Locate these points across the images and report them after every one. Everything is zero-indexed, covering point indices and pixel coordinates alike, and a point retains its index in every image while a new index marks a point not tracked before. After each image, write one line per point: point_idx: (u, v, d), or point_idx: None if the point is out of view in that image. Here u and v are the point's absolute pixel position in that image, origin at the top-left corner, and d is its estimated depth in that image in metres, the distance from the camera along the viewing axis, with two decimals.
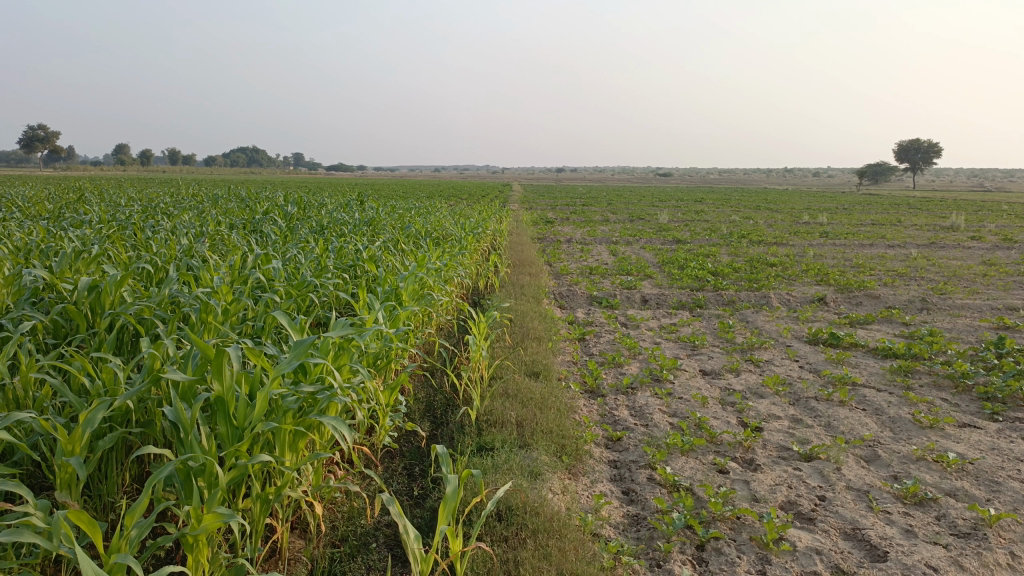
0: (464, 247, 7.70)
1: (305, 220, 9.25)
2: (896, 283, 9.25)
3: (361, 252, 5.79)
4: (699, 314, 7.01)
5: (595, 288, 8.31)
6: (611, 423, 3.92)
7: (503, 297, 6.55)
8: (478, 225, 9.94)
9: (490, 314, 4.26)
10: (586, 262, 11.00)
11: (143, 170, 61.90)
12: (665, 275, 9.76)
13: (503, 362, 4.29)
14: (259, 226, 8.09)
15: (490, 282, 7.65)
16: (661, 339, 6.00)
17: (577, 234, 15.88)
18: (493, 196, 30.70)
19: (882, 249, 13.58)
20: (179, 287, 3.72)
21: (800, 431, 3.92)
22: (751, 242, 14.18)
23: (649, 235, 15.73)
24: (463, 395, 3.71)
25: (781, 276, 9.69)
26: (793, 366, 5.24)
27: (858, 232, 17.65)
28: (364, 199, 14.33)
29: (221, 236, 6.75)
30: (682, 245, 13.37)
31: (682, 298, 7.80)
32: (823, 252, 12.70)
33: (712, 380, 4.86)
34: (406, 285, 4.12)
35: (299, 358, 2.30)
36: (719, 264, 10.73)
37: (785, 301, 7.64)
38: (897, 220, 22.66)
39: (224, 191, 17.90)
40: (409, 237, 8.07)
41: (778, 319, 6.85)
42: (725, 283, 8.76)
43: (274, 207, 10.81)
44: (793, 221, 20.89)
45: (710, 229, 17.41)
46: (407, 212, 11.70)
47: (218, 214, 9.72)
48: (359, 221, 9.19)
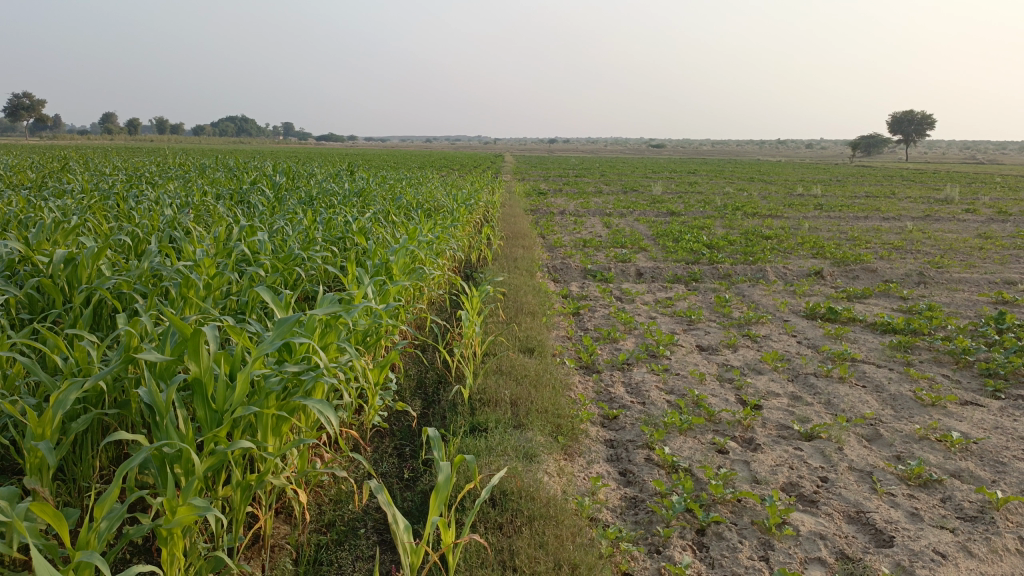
0: (456, 219, 7.55)
1: (294, 191, 9.07)
2: (893, 256, 9.16)
3: (351, 224, 5.64)
4: (694, 288, 6.91)
5: (589, 260, 8.19)
6: (607, 401, 3.83)
7: (496, 270, 6.42)
8: (471, 196, 9.78)
9: (483, 289, 4.14)
10: (579, 234, 10.86)
11: (131, 139, 61.13)
12: (660, 248, 9.64)
13: (497, 338, 4.18)
14: (246, 197, 7.91)
15: (482, 255, 7.52)
16: (657, 313, 5.90)
17: (570, 206, 15.72)
18: (486, 167, 30.42)
19: (877, 222, 13.49)
20: (159, 260, 3.57)
21: (800, 409, 3.83)
22: (745, 215, 14.06)
23: (643, 207, 15.58)
24: (455, 371, 3.60)
25: (777, 249, 9.58)
26: (791, 342, 5.14)
27: (853, 204, 17.55)
28: (355, 169, 14.11)
29: (207, 207, 6.58)
30: (677, 218, 13.23)
31: (677, 271, 7.68)
32: (818, 225, 12.60)
33: (709, 355, 4.76)
34: (396, 258, 3.99)
35: (282, 338, 2.17)
36: (715, 237, 10.61)
37: (781, 275, 7.54)
38: (891, 192, 22.55)
39: (213, 160, 17.63)
40: (399, 209, 7.91)
41: (775, 293, 6.75)
42: (720, 256, 8.65)
43: (262, 177, 10.60)
44: (787, 193, 20.76)
45: (704, 201, 17.26)
46: (398, 183, 11.50)
47: (205, 184, 9.52)
48: (349, 191, 9.01)
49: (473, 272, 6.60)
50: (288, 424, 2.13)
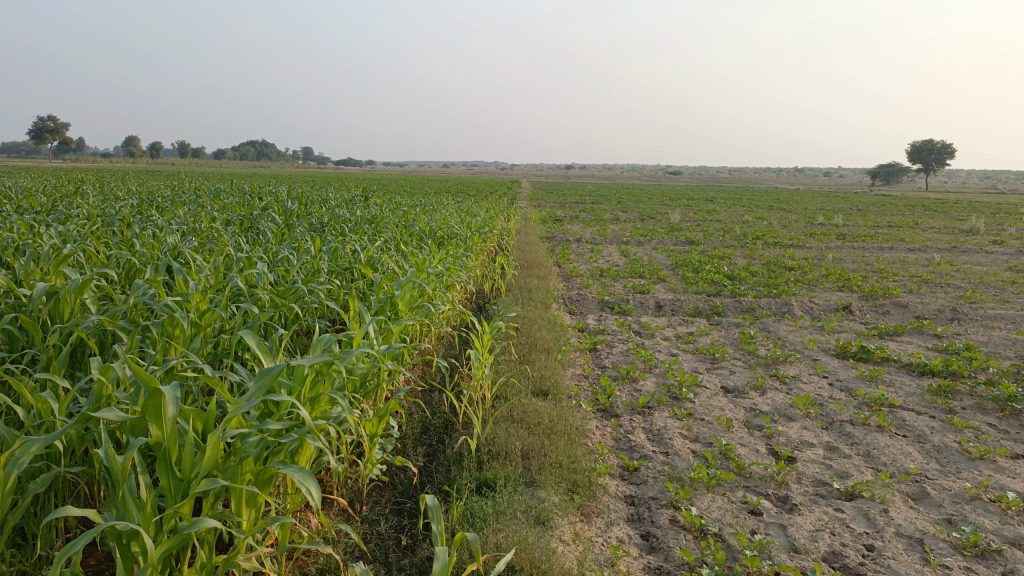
0: (469, 249, 7.31)
1: (305, 218, 8.88)
2: (922, 290, 8.81)
3: (358, 255, 5.42)
4: (716, 323, 6.61)
5: (606, 292, 7.92)
6: (627, 450, 3.53)
7: (510, 303, 6.17)
8: (485, 225, 9.55)
9: (495, 327, 3.89)
10: (596, 264, 10.59)
11: (151, 163, 61.71)
12: (679, 279, 9.34)
13: (509, 379, 3.91)
14: (255, 223, 7.72)
15: (496, 286, 7.27)
16: (678, 350, 5.60)
17: (587, 234, 15.48)
18: (502, 193, 30.26)
19: (903, 253, 13.12)
20: (149, 294, 3.34)
21: (837, 463, 3.52)
22: (766, 245, 13.74)
23: (661, 235, 15.31)
24: (463, 418, 3.36)
25: (801, 281, 9.25)
26: (822, 384, 4.83)
27: (876, 234, 17.17)
28: (369, 195, 13.95)
29: (211, 234, 6.37)
30: (696, 247, 12.94)
31: (698, 304, 7.38)
32: (842, 256, 12.26)
33: (735, 398, 4.45)
34: (402, 293, 3.75)
35: (261, 391, 1.92)
36: (736, 268, 10.31)
37: (807, 309, 7.22)
38: (914, 222, 22.13)
39: (229, 184, 17.55)
40: (411, 238, 7.68)
41: (802, 329, 6.43)
42: (743, 288, 8.35)
43: (274, 203, 10.43)
44: (808, 223, 20.40)
45: (723, 230, 16.95)
46: (413, 210, 11.28)
47: (216, 209, 9.36)
48: (361, 219, 8.81)
49: (487, 305, 6.35)
50: (266, 491, 1.87)
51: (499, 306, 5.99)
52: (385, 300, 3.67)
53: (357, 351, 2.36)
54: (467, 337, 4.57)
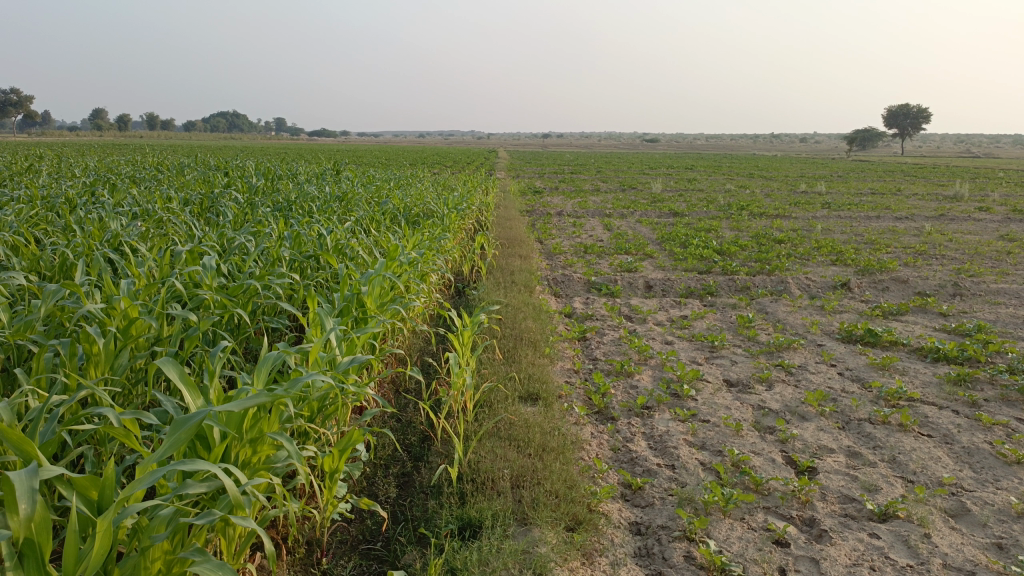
0: (445, 230, 6.83)
1: (269, 196, 8.31)
2: (919, 263, 8.46)
3: (324, 241, 4.93)
4: (711, 304, 6.21)
5: (592, 270, 7.48)
6: (627, 465, 3.12)
7: (491, 288, 5.71)
8: (462, 200, 9.06)
9: (474, 324, 3.45)
10: (579, 239, 10.14)
11: (119, 136, 60.04)
12: (667, 254, 8.93)
13: (492, 384, 3.49)
14: (215, 204, 7.17)
15: (475, 267, 6.81)
16: (673, 337, 5.19)
17: (568, 206, 15.00)
18: (478, 163, 29.61)
19: (891, 222, 12.80)
20: (71, 300, 2.86)
21: (863, 475, 3.14)
22: (752, 215, 13.34)
23: (644, 207, 14.87)
24: (441, 437, 2.95)
25: (793, 254, 8.87)
26: (833, 375, 4.44)
27: (860, 202, 16.87)
28: (341, 169, 13.34)
29: (162, 216, 5.83)
30: (681, 219, 12.53)
31: (690, 282, 6.98)
32: (831, 226, 11.89)
33: (741, 394, 4.06)
34: (372, 286, 3.29)
35: (172, 453, 1.49)
36: (724, 242, 9.90)
37: (804, 287, 6.84)
38: (897, 188, 21.85)
39: (195, 158, 16.82)
40: (383, 216, 7.18)
41: (801, 310, 6.05)
42: (734, 264, 7.95)
43: (237, 179, 9.83)
44: (791, 191, 20.02)
45: (706, 199, 16.56)
46: (386, 184, 10.73)
47: (174, 188, 8.76)
48: (330, 196, 8.28)
49: (466, 291, 5.89)
50: None
51: (480, 292, 5.54)
52: (351, 297, 3.21)
53: (305, 378, 1.97)
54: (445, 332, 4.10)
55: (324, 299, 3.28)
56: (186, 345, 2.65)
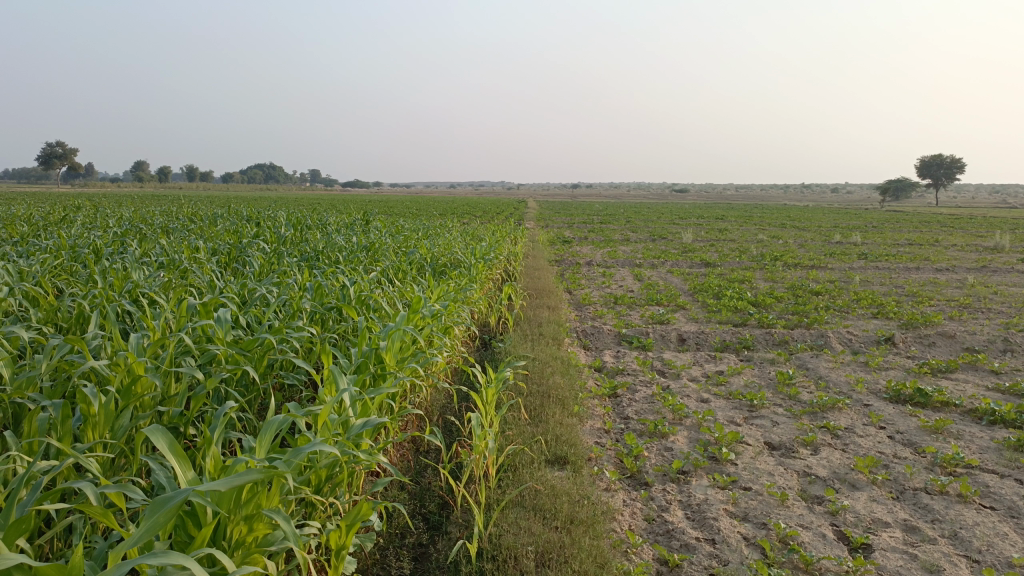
0: (471, 281, 6.69)
1: (297, 246, 8.26)
2: (965, 317, 8.12)
3: (347, 292, 4.80)
4: (748, 359, 5.95)
5: (623, 323, 7.27)
6: (662, 538, 2.88)
7: (519, 341, 5.53)
8: (491, 250, 8.94)
9: (498, 382, 3.26)
10: (609, 289, 9.95)
11: (159, 186, 61.60)
12: (700, 306, 8.69)
13: (518, 447, 3.28)
14: (241, 254, 7.12)
15: (503, 319, 6.63)
16: (709, 394, 4.94)
17: (597, 256, 14.83)
18: (507, 213, 29.68)
19: (931, 274, 12.42)
20: (77, 355, 2.73)
21: (923, 553, 2.86)
22: (787, 266, 13.06)
23: (675, 257, 14.66)
24: (462, 506, 2.74)
25: (831, 307, 8.57)
26: (882, 439, 4.16)
27: (897, 253, 16.48)
28: (371, 219, 13.37)
29: (185, 266, 5.76)
30: (713, 270, 12.28)
31: (725, 336, 6.73)
32: (868, 278, 11.57)
33: (784, 459, 3.80)
34: (394, 338, 3.14)
35: (142, 542, 1.32)
36: (759, 293, 9.63)
37: (846, 342, 6.55)
38: (935, 239, 21.40)
39: (227, 208, 17.02)
40: (410, 266, 7.07)
41: (844, 366, 5.77)
42: (771, 317, 7.69)
43: (265, 228, 9.83)
44: (825, 241, 19.68)
45: (738, 250, 16.31)
46: (414, 234, 10.68)
47: (203, 237, 8.77)
48: (357, 245, 8.21)
49: (492, 344, 5.71)
50: None
51: (507, 345, 5.36)
52: (369, 351, 3.06)
53: (308, 446, 1.81)
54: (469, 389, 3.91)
55: (341, 354, 3.13)
56: (192, 405, 2.51)
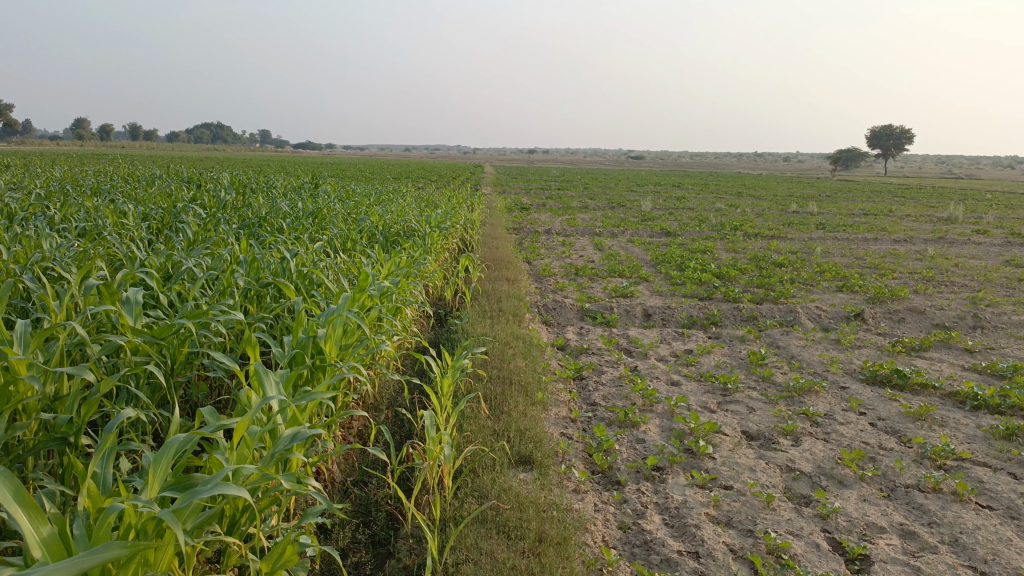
0: (425, 251, 6.26)
1: (237, 212, 7.71)
2: (930, 291, 7.98)
3: (287, 265, 4.34)
4: (717, 337, 5.66)
5: (585, 296, 6.93)
6: (640, 552, 2.55)
7: (477, 319, 5.14)
8: (446, 217, 8.50)
9: (454, 374, 2.88)
10: (570, 259, 9.60)
11: (102, 146, 59.28)
12: (664, 278, 8.40)
13: (477, 446, 2.92)
14: (175, 221, 6.56)
15: (459, 293, 6.23)
16: (680, 376, 4.64)
17: (556, 224, 14.49)
18: (463, 177, 29.13)
19: (890, 245, 12.37)
20: None
21: (927, 564, 2.58)
22: (747, 236, 12.90)
23: (635, 225, 14.36)
24: (411, 527, 2.36)
25: (797, 280, 8.36)
26: (865, 428, 3.90)
27: (854, 223, 16.50)
28: (319, 182, 12.75)
29: (106, 234, 5.22)
30: (675, 239, 12.02)
31: (693, 311, 6.45)
32: (829, 249, 11.43)
33: (765, 451, 3.51)
34: (336, 324, 2.74)
35: None
36: (722, 264, 9.38)
37: (816, 317, 6.32)
38: (889, 210, 21.53)
39: (167, 169, 16.10)
40: (360, 236, 6.61)
41: (816, 344, 5.53)
42: (737, 290, 7.43)
43: (205, 192, 9.21)
44: (782, 211, 19.63)
45: (698, 218, 16.14)
46: (366, 200, 10.16)
47: (135, 200, 8.13)
48: (303, 211, 7.69)
49: (448, 322, 5.31)
50: None
51: (464, 323, 4.97)
52: (304, 339, 2.66)
53: (207, 488, 1.42)
54: (422, 378, 3.52)
55: (271, 341, 2.72)
56: (85, 410, 2.10)
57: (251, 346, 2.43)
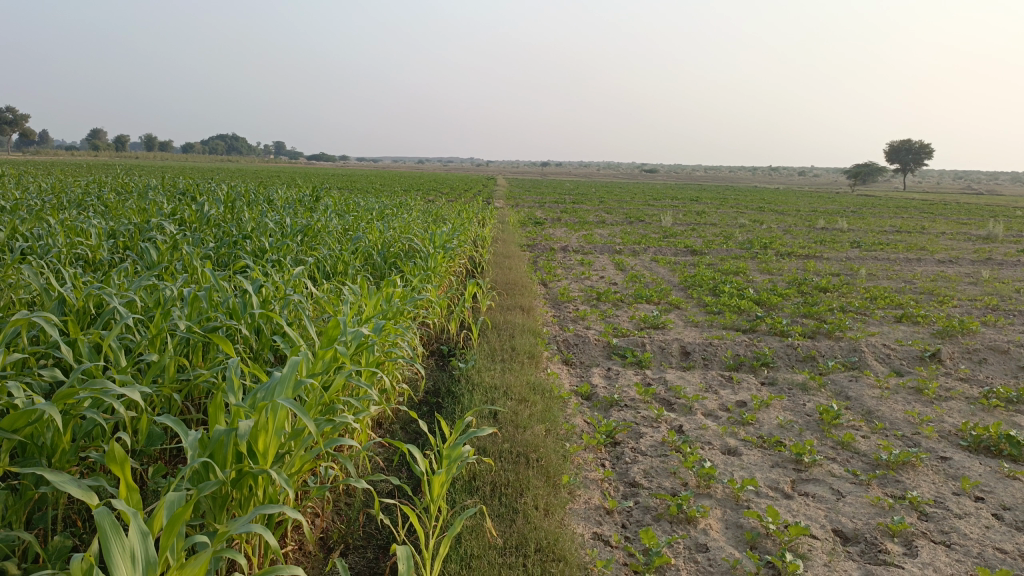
0: (426, 276, 5.38)
1: (220, 228, 6.88)
2: (1002, 323, 7.01)
3: (247, 298, 3.47)
4: (772, 384, 4.73)
5: (613, 329, 6.01)
6: None
7: (485, 362, 4.25)
8: (454, 233, 7.63)
9: (445, 491, 2.02)
10: (590, 282, 8.72)
11: (115, 156, 59.01)
12: (698, 306, 7.48)
13: None
14: (138, 241, 5.71)
15: (465, 327, 5.35)
16: (738, 442, 3.70)
17: (573, 240, 13.63)
18: (476, 190, 28.40)
19: (936, 266, 11.40)
20: None
21: None
22: (780, 255, 11.98)
23: (657, 243, 13.46)
24: None
25: (848, 309, 7.42)
26: (994, 525, 2.96)
27: (888, 241, 15.56)
28: (320, 194, 11.95)
29: (40, 260, 4.36)
30: (703, 259, 11.09)
31: (739, 349, 5.52)
32: (872, 271, 10.48)
33: (872, 568, 2.58)
34: (270, 414, 1.89)
35: None
36: (760, 289, 8.45)
37: (884, 359, 5.38)
38: (921, 226, 20.56)
39: (163, 181, 15.27)
40: (351, 257, 5.74)
41: (894, 395, 4.59)
42: (785, 321, 6.49)
43: (188, 205, 8.36)
44: (809, 227, 18.77)
45: (724, 235, 15.26)
46: (369, 214, 9.31)
47: (106, 215, 7.30)
48: (292, 227, 6.84)
49: (452, 365, 4.41)
50: None
51: (469, 369, 4.08)
52: (219, 438, 1.81)
53: None
54: (411, 478, 2.64)
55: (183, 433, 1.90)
56: None
57: (122, 455, 1.54)
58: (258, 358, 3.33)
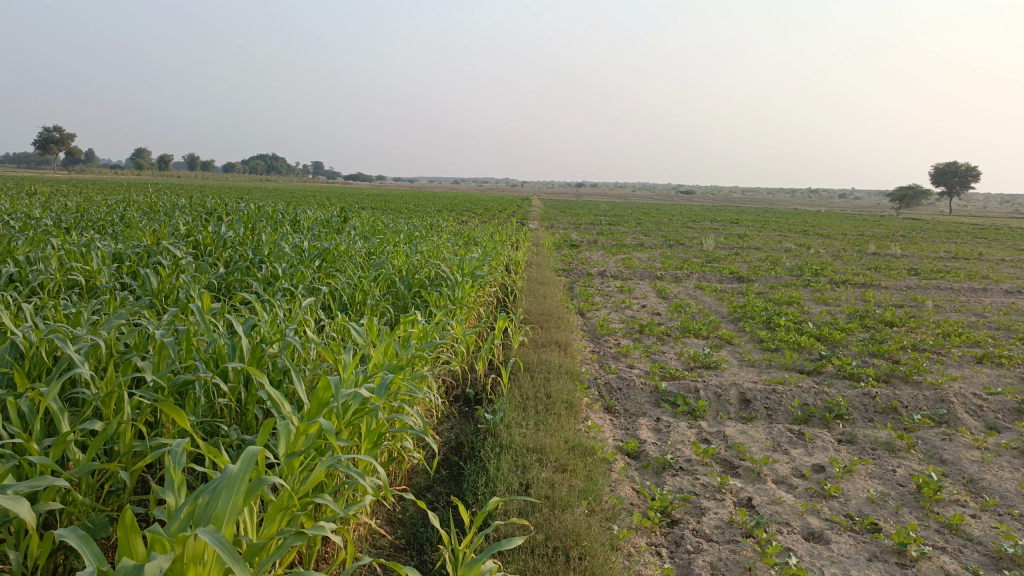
0: (452, 308, 4.82)
1: (233, 251, 6.41)
2: None
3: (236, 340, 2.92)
4: (851, 442, 4.04)
5: (659, 369, 5.37)
6: None
7: (517, 413, 3.66)
8: (485, 258, 7.08)
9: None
10: (631, 312, 8.09)
11: (157, 175, 59.86)
12: (752, 342, 6.79)
13: None
14: (139, 266, 5.23)
15: (495, 368, 4.78)
16: (822, 522, 3.03)
17: (611, 265, 13.02)
18: (510, 211, 27.97)
19: (1006, 297, 10.56)
20: None
21: None
22: (833, 283, 11.22)
23: (700, 268, 12.77)
24: None
25: (921, 347, 6.67)
26: None
27: (945, 267, 14.69)
28: (349, 214, 11.51)
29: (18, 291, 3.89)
30: (752, 286, 10.38)
31: (807, 396, 4.83)
32: (937, 301, 9.67)
33: None
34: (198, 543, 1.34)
35: None
36: (818, 322, 7.74)
37: (977, 412, 4.65)
38: (977, 251, 19.58)
39: (191, 200, 14.96)
40: (371, 284, 5.21)
41: (999, 458, 3.88)
42: (853, 361, 5.78)
43: (207, 225, 7.93)
44: (858, 251, 17.94)
45: (770, 260, 14.52)
46: (397, 237, 8.79)
47: (117, 236, 6.89)
48: (309, 251, 6.34)
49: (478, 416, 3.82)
50: None
51: (497, 423, 3.50)
52: None
53: None
54: None
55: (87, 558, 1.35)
56: None
57: None
58: (246, 415, 2.79)
